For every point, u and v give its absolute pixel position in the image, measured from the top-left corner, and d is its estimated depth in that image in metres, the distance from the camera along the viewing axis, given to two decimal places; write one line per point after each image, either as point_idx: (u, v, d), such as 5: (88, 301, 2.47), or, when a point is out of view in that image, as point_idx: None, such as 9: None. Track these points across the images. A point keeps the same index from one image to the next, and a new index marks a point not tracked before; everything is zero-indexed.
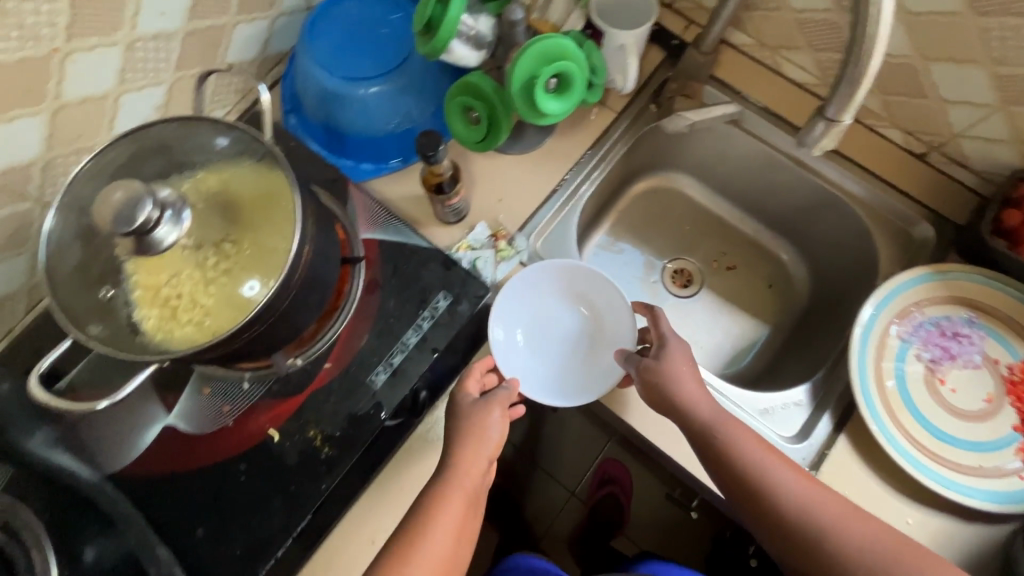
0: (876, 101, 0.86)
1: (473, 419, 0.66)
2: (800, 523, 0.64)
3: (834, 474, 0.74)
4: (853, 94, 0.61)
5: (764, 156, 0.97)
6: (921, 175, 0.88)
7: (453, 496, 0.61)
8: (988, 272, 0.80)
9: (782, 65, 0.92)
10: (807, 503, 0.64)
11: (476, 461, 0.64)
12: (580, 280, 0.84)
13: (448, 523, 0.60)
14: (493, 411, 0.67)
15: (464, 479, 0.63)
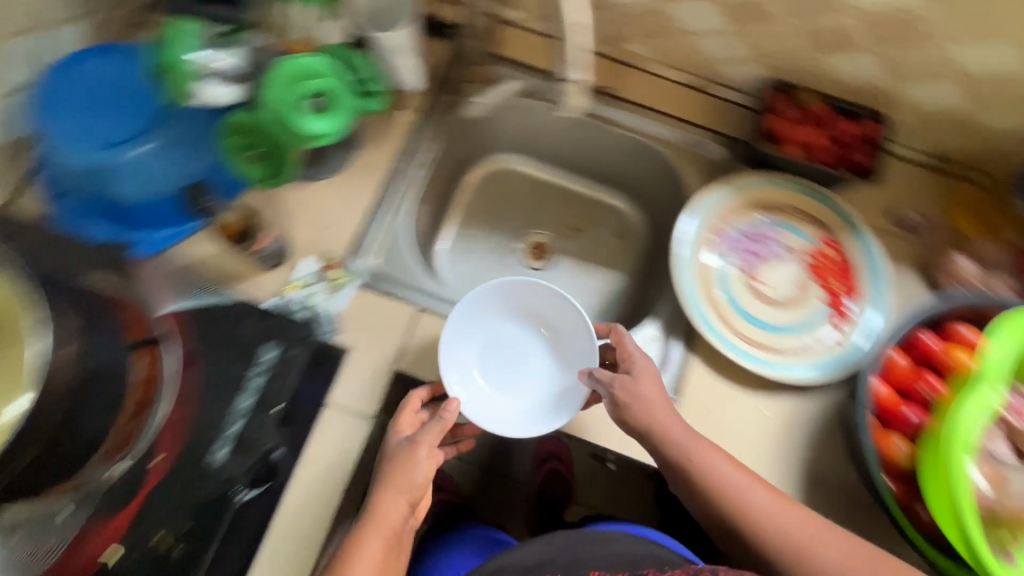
0: (644, 47, 0.93)
1: (392, 462, 0.69)
2: (753, 528, 0.68)
3: (693, 391, 0.81)
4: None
5: (569, 120, 1.01)
6: (701, 104, 0.95)
7: (372, 546, 0.64)
8: (770, 174, 0.90)
9: (556, 31, 0.97)
10: (762, 508, 0.68)
11: (394, 503, 0.67)
12: (524, 295, 0.86)
13: (363, 568, 0.63)
14: (409, 445, 0.69)
15: (387, 519, 0.66)
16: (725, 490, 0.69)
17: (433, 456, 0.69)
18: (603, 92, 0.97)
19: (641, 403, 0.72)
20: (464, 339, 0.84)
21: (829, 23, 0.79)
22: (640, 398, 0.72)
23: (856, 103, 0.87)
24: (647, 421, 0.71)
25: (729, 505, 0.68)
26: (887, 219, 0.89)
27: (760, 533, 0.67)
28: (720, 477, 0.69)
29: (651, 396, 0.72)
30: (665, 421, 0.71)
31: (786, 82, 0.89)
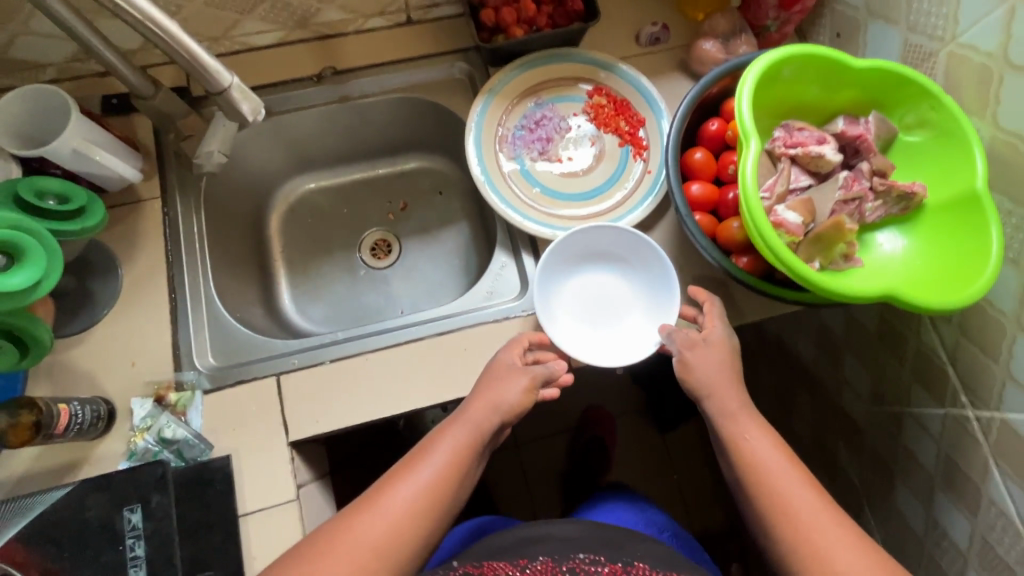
0: (335, 11, 0.87)
1: (493, 384, 0.71)
2: (755, 476, 0.64)
3: (596, 292, 0.84)
4: (211, 72, 0.62)
5: (318, 118, 0.95)
6: (422, 35, 0.92)
7: (435, 460, 0.65)
8: (515, 62, 0.88)
9: (245, 41, 0.88)
10: (766, 470, 0.64)
11: (487, 413, 0.69)
12: (618, 242, 0.82)
13: (415, 485, 0.63)
14: (518, 381, 0.70)
15: (456, 430, 0.67)
16: (740, 444, 0.66)
17: (529, 386, 0.70)
18: (326, 75, 0.91)
19: (699, 353, 0.72)
20: (573, 284, 0.84)
21: None
22: (700, 349, 0.72)
23: None
24: (690, 371, 0.71)
25: (740, 463, 0.66)
26: (633, 44, 0.93)
27: (764, 495, 0.63)
28: (742, 428, 0.67)
29: (714, 346, 0.72)
30: (712, 373, 0.71)
31: None
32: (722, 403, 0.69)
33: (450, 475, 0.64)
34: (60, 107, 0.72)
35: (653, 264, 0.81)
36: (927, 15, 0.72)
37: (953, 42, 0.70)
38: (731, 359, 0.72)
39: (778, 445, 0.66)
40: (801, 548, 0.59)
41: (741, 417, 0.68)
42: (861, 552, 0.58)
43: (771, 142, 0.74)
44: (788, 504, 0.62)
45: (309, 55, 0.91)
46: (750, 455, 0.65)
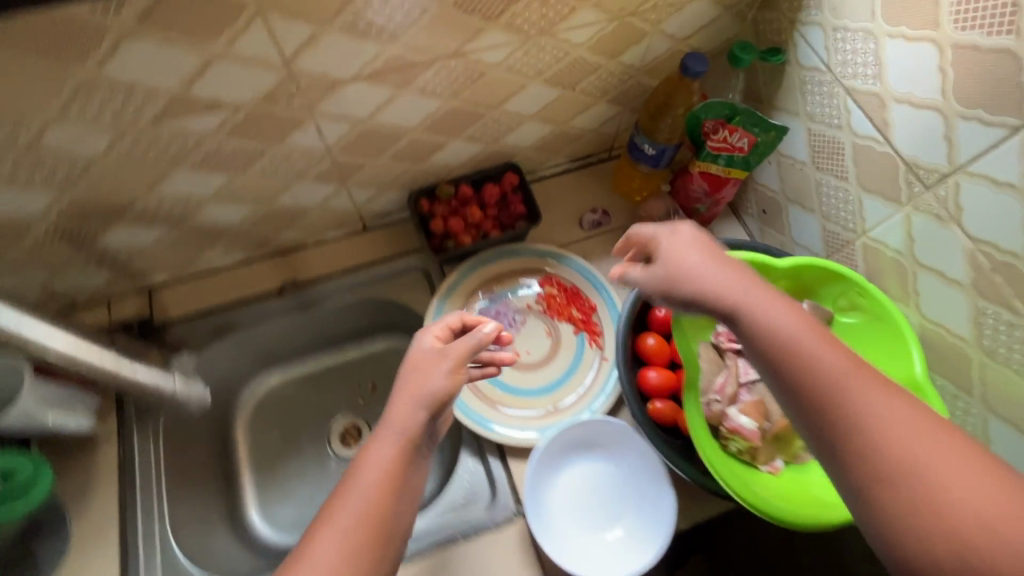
0: (294, 232, 0.92)
1: (402, 385, 0.66)
2: (778, 343, 0.51)
3: (587, 490, 0.80)
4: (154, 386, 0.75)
5: (280, 324, 0.97)
6: (379, 240, 0.97)
7: (357, 494, 0.60)
8: (467, 262, 0.93)
9: (209, 265, 0.92)
10: (811, 351, 0.50)
11: (418, 397, 0.65)
12: (608, 435, 0.81)
13: (354, 509, 0.59)
14: (432, 382, 0.65)
15: (395, 422, 0.63)
16: (793, 353, 0.50)
17: (454, 362, 0.66)
18: (285, 288, 0.94)
19: (673, 251, 0.60)
20: (564, 479, 0.80)
21: (403, 143, 0.81)
22: (676, 247, 0.60)
23: (483, 167, 0.94)
24: (677, 282, 0.58)
25: (773, 340, 0.52)
26: (577, 230, 0.99)
27: (787, 357, 0.50)
28: (784, 329, 0.52)
29: (687, 245, 0.60)
30: (695, 276, 0.57)
31: (425, 186, 0.93)
32: (741, 296, 0.55)
33: (377, 504, 0.59)
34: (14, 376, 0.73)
35: (645, 461, 0.79)
36: (836, 209, 0.79)
37: (865, 235, 0.75)
38: (709, 252, 0.59)
39: (821, 330, 0.52)
40: (830, 396, 0.48)
41: (780, 313, 0.53)
42: (913, 412, 0.46)
43: (714, 337, 0.77)
44: (807, 364, 0.50)
45: (269, 270, 0.94)
46: (764, 319, 0.53)
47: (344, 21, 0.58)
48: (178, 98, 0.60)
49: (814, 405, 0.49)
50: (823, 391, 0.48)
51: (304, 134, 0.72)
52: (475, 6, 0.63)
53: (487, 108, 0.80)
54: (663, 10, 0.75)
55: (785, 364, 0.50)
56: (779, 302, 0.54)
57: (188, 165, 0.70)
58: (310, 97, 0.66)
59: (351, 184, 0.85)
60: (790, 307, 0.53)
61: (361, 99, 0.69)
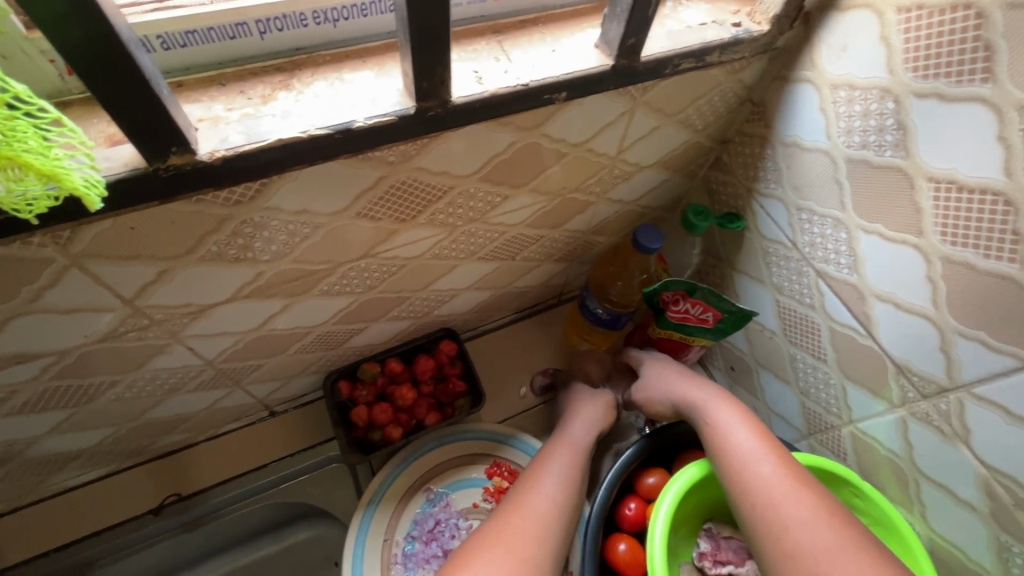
0: (177, 435, 0.74)
1: (557, 440, 0.71)
2: (726, 454, 0.60)
3: None
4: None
5: (161, 547, 0.77)
6: (290, 428, 0.80)
7: (542, 501, 0.62)
8: (399, 457, 0.76)
9: (62, 487, 0.72)
10: (744, 454, 0.59)
11: (588, 426, 0.73)
12: None
13: (528, 519, 0.59)
14: (574, 444, 0.70)
15: (570, 430, 0.72)
16: (729, 452, 0.60)
17: (606, 402, 0.77)
18: (167, 506, 0.75)
19: (652, 368, 0.75)
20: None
21: (311, 338, 0.66)
22: (654, 358, 0.77)
23: (414, 338, 0.81)
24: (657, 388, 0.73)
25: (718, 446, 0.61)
26: (528, 395, 0.86)
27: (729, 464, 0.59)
28: (730, 434, 0.61)
29: (665, 365, 0.75)
30: (673, 385, 0.71)
31: (345, 365, 0.78)
32: (706, 404, 0.67)
33: (553, 517, 0.61)
34: None
35: None
36: (817, 389, 0.69)
37: (852, 424, 0.66)
38: (683, 372, 0.73)
39: (768, 438, 0.60)
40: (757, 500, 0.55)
41: (733, 419, 0.63)
42: (825, 523, 0.51)
43: (698, 560, 0.65)
44: (746, 474, 0.57)
45: (148, 481, 0.75)
46: (718, 430, 0.63)
47: (206, 254, 0.45)
48: None
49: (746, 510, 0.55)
50: (754, 497, 0.55)
51: (168, 357, 0.56)
52: (384, 213, 0.51)
53: (413, 292, 0.68)
54: (610, 182, 0.66)
55: (730, 473, 0.59)
56: (737, 411, 0.64)
57: (2, 414, 0.52)
58: (171, 325, 0.51)
59: (247, 383, 0.69)
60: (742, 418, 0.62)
61: (244, 315, 0.55)
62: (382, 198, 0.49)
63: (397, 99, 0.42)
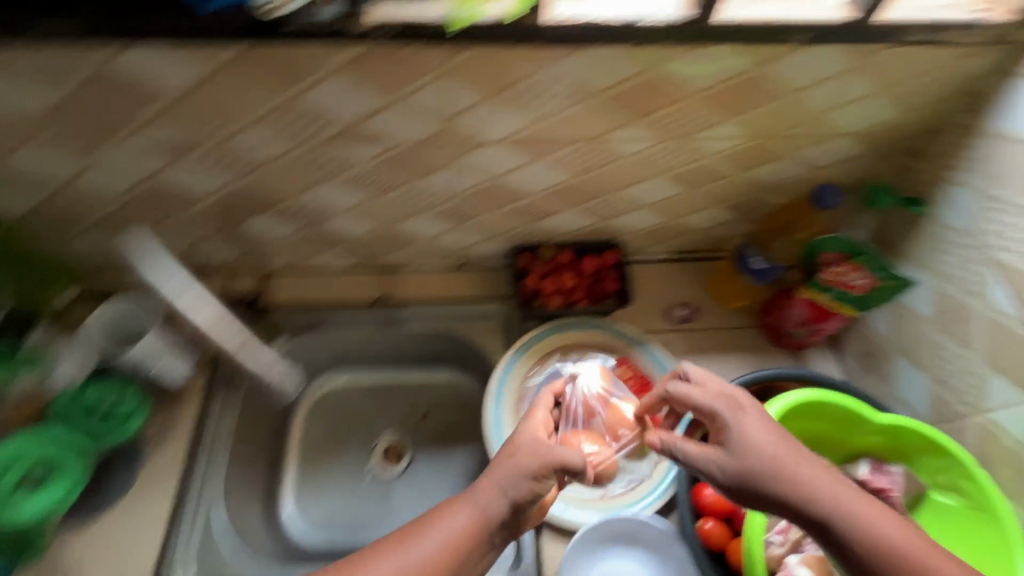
0: (401, 254, 0.99)
1: (469, 494, 0.62)
2: (842, 523, 0.55)
3: None
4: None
5: (362, 334, 1.04)
6: (472, 281, 1.03)
7: (454, 521, 0.60)
8: (551, 324, 0.95)
9: (321, 265, 1.00)
10: (899, 546, 0.53)
11: (512, 474, 0.63)
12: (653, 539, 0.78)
13: (429, 543, 0.59)
14: (504, 495, 0.61)
15: (495, 472, 0.63)
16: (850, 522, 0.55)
17: (544, 420, 0.71)
18: (379, 302, 1.02)
19: (740, 425, 0.60)
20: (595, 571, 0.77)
21: (523, 203, 0.86)
22: (742, 420, 0.61)
23: (589, 239, 0.97)
24: (749, 452, 0.58)
25: (847, 529, 0.55)
26: (663, 320, 0.99)
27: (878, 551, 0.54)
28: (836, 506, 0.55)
29: (748, 419, 0.60)
30: (758, 442, 0.59)
31: (530, 243, 0.97)
32: (779, 472, 0.57)
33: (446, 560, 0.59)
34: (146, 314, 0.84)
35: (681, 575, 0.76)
36: (954, 377, 0.73)
37: (984, 413, 0.70)
38: (767, 419, 0.60)
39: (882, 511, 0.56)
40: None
41: (843, 494, 0.56)
42: None
43: None
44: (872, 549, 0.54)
45: (371, 282, 1.02)
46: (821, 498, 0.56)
47: (509, 95, 0.66)
48: (352, 126, 0.69)
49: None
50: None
51: (440, 176, 0.78)
52: (626, 104, 0.68)
53: (609, 189, 0.84)
54: (802, 140, 0.76)
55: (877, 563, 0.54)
56: (818, 470, 0.58)
57: (338, 180, 0.78)
58: (458, 148, 0.73)
59: (465, 226, 0.91)
60: (824, 470, 0.58)
61: (500, 159, 0.75)
62: (632, 89, 0.66)
63: (673, 11, 0.58)
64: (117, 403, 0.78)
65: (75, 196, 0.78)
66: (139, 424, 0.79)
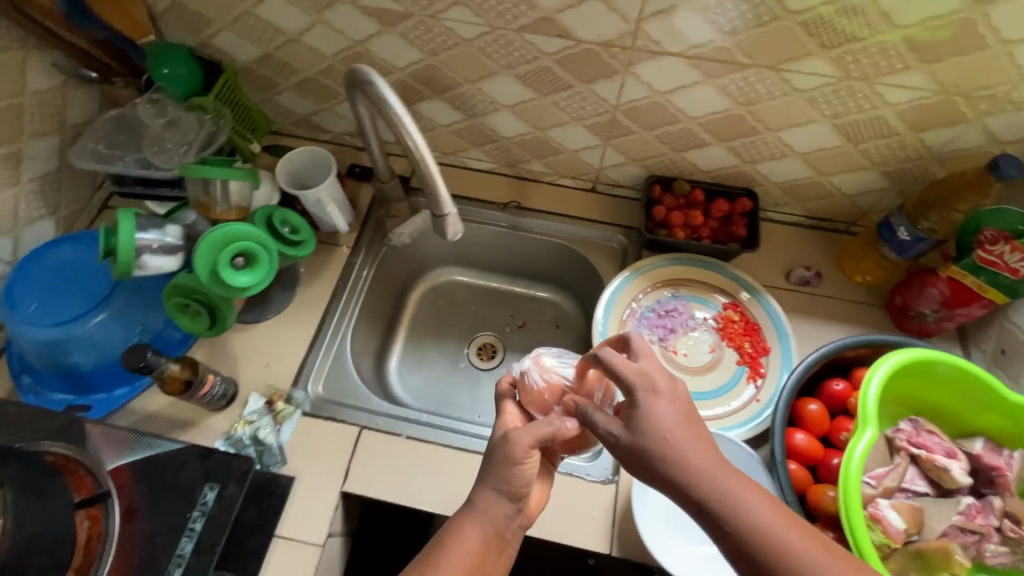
0: (540, 165, 1.06)
1: (476, 516, 0.66)
2: (755, 524, 0.54)
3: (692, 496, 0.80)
4: (436, 192, 0.65)
5: (487, 234, 1.13)
6: (599, 204, 1.08)
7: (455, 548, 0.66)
8: (669, 255, 0.99)
9: (466, 162, 1.10)
10: (790, 552, 0.53)
11: (499, 510, 0.67)
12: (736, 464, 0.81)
13: None
14: (502, 497, 0.66)
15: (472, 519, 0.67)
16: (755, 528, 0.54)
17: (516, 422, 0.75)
18: (509, 207, 1.10)
19: (649, 406, 0.59)
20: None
21: (675, 130, 0.89)
22: (652, 403, 0.59)
23: (726, 183, 0.99)
24: (645, 434, 0.58)
25: (731, 520, 0.55)
26: (781, 277, 0.99)
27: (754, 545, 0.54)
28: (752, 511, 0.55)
29: (664, 404, 0.59)
30: (660, 429, 0.58)
31: (665, 175, 1.00)
32: (678, 459, 0.57)
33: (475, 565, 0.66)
34: (327, 165, 0.98)
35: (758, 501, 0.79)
36: None
37: None
38: (681, 408, 0.59)
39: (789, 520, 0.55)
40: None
41: (730, 486, 0.56)
42: None
43: (894, 431, 0.72)
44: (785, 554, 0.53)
45: (506, 187, 1.10)
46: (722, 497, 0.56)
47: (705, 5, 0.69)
48: (547, 18, 0.75)
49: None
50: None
51: (607, 85, 0.83)
52: (816, 34, 0.70)
53: (766, 130, 0.85)
54: (998, 102, 0.75)
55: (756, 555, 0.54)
56: (724, 469, 0.57)
57: (514, 74, 0.85)
58: (635, 56, 0.77)
59: (611, 145, 0.96)
60: (731, 471, 0.57)
61: (671, 75, 0.79)
62: (827, 16, 0.68)
63: None
64: (296, 228, 0.89)
65: (299, 50, 0.92)
66: (309, 251, 0.89)
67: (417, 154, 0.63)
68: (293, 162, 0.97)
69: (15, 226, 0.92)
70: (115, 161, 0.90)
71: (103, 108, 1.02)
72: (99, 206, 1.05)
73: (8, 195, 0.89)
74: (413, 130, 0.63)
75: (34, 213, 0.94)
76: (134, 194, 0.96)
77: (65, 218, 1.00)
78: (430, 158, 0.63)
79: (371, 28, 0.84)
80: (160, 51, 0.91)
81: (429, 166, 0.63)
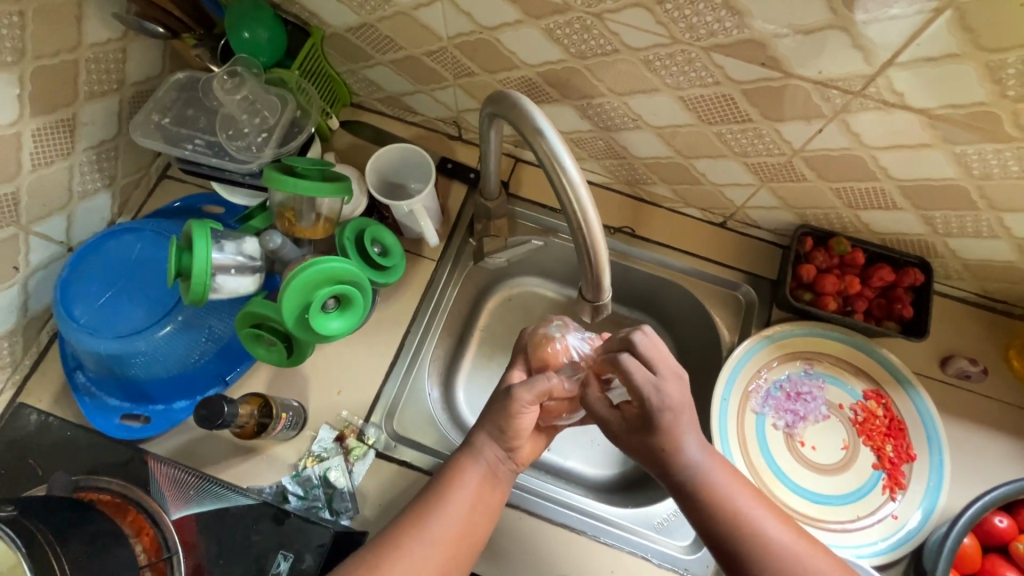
0: (666, 189, 0.89)
1: (472, 454, 0.69)
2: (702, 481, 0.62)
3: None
4: (599, 280, 0.55)
5: None
6: (726, 242, 0.92)
7: (448, 513, 0.65)
8: (809, 324, 0.84)
9: None
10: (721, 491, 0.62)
11: (494, 448, 0.69)
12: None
13: (429, 540, 0.63)
14: (498, 437, 0.69)
15: (471, 468, 0.68)
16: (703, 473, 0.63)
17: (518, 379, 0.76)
18: (621, 232, 0.93)
19: (654, 396, 0.61)
20: None
21: (863, 187, 0.71)
22: (663, 396, 0.61)
23: (896, 246, 0.81)
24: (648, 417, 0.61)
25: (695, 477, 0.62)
26: (936, 366, 0.84)
27: (721, 519, 0.61)
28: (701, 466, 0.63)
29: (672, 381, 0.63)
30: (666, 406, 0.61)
31: (822, 227, 0.83)
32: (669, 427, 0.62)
33: (463, 526, 0.66)
34: (423, 164, 0.84)
35: None
36: None
37: None
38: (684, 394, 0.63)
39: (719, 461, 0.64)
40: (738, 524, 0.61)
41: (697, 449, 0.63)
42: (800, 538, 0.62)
43: None
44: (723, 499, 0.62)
45: (620, 208, 0.93)
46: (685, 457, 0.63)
47: (995, 61, 0.50)
48: (755, 40, 0.56)
49: (720, 528, 0.61)
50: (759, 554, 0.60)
51: (799, 127, 0.65)
52: None
53: (987, 208, 0.67)
54: None
55: (713, 514, 0.62)
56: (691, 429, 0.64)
57: (679, 95, 0.67)
58: (857, 102, 0.59)
59: (770, 187, 0.78)
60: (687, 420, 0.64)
61: (896, 130, 0.60)
62: None
63: None
64: (387, 249, 0.77)
65: (407, 25, 0.75)
66: (397, 279, 0.77)
67: (588, 237, 0.51)
68: (384, 158, 0.83)
69: (68, 202, 0.80)
70: (184, 141, 0.77)
71: (168, 65, 0.87)
72: (157, 177, 0.92)
73: (62, 166, 0.77)
74: (592, 214, 0.50)
75: (89, 186, 0.82)
76: (196, 173, 0.80)
77: (121, 189, 0.88)
78: (605, 242, 0.51)
79: (509, 15, 0.66)
80: (242, 9, 0.74)
81: (601, 257, 0.52)
